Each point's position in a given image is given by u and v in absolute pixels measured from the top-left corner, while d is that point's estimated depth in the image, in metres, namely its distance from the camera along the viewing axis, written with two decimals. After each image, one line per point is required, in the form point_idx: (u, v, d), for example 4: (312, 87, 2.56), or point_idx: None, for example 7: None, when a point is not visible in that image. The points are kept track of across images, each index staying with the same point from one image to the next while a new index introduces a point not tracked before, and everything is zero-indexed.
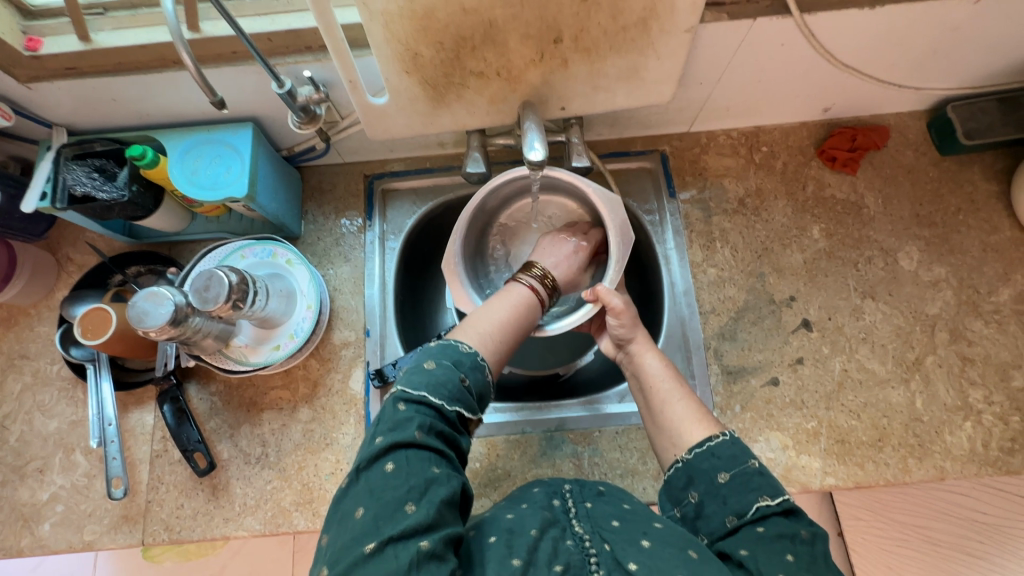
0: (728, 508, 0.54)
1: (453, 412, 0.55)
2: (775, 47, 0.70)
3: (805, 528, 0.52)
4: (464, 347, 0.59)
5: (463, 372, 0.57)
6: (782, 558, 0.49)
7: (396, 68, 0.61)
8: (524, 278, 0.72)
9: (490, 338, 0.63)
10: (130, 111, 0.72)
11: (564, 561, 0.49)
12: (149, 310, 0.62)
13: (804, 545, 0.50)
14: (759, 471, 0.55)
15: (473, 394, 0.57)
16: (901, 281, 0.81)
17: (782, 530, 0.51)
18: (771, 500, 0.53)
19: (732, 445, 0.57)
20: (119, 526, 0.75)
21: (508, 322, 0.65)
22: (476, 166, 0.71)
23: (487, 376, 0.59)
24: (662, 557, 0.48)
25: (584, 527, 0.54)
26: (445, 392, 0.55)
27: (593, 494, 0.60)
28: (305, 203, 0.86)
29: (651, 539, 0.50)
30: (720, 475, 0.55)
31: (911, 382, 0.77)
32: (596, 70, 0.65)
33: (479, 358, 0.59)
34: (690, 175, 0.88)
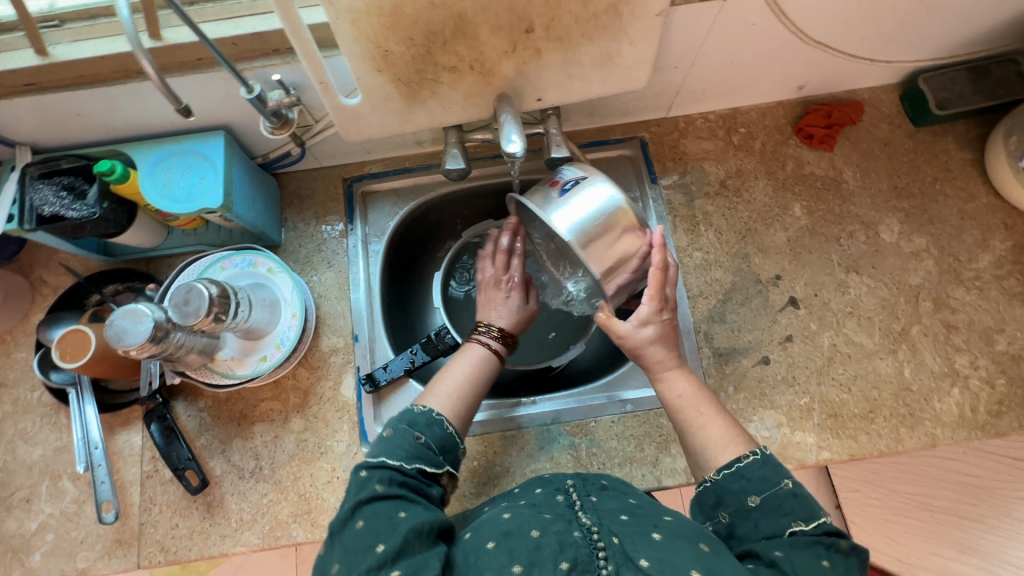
0: (760, 529, 0.54)
1: (414, 468, 0.58)
2: (747, 27, 0.70)
3: (841, 539, 0.52)
4: (418, 408, 0.63)
5: (418, 431, 0.60)
6: (817, 563, 0.50)
7: (367, 67, 0.60)
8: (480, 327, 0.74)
9: (454, 400, 0.65)
10: (95, 126, 0.70)
11: (570, 558, 0.47)
12: (128, 328, 0.60)
13: (837, 553, 0.51)
14: (793, 491, 0.54)
15: (434, 448, 0.60)
16: (883, 254, 0.82)
17: (819, 542, 0.51)
18: (804, 524, 0.53)
19: (766, 462, 0.57)
20: (113, 550, 0.73)
21: (469, 384, 0.67)
22: (455, 162, 0.70)
23: (446, 427, 0.62)
24: (676, 550, 0.48)
25: (591, 519, 0.53)
26: (402, 454, 0.58)
27: (596, 489, 0.60)
28: (285, 210, 0.85)
29: (662, 533, 0.51)
30: (751, 498, 0.55)
31: (898, 352, 0.78)
32: (569, 58, 0.64)
33: (433, 414, 0.62)
34: (670, 160, 0.87)
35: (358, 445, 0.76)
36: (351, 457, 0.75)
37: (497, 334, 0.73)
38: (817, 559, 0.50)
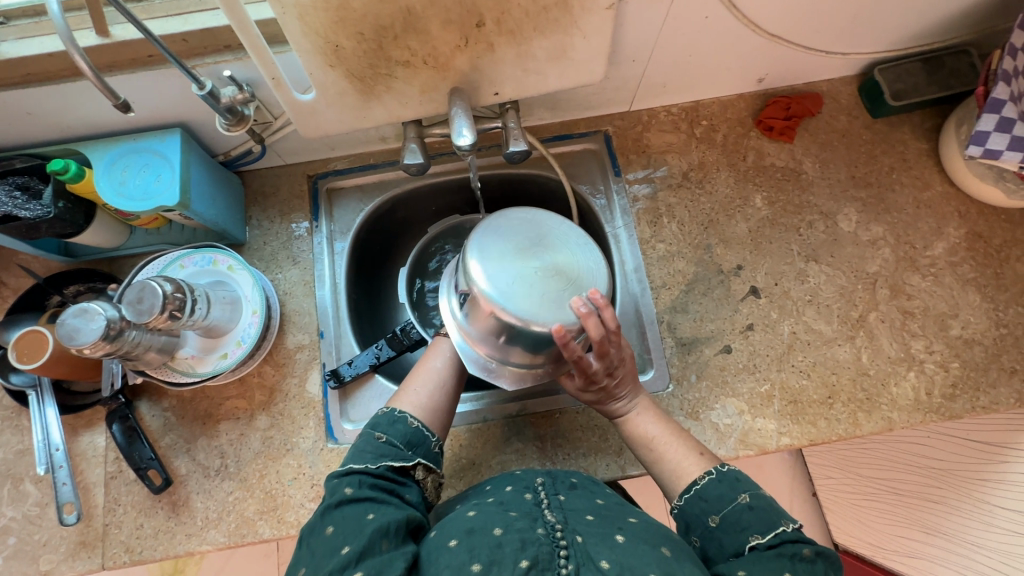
0: (726, 548, 0.57)
1: (381, 469, 0.59)
2: (700, 20, 0.71)
3: (804, 547, 0.54)
4: (380, 411, 0.65)
5: (380, 431, 0.62)
6: (777, 569, 0.52)
7: (319, 62, 0.60)
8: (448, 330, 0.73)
9: (423, 397, 0.67)
10: (48, 125, 0.69)
11: (530, 556, 0.47)
12: (80, 327, 0.60)
13: (802, 560, 0.53)
14: (750, 504, 0.57)
15: (399, 446, 0.62)
16: (842, 243, 0.84)
17: (779, 551, 0.54)
18: (762, 537, 0.55)
19: (725, 479, 0.60)
20: (77, 552, 0.73)
21: (442, 380, 0.69)
22: (413, 157, 0.70)
23: (408, 424, 0.63)
24: (637, 551, 0.49)
25: (556, 517, 0.53)
26: (368, 457, 0.60)
27: (566, 487, 0.61)
28: (249, 208, 0.85)
29: (626, 536, 0.52)
30: (711, 518, 0.59)
31: (856, 338, 0.80)
32: (523, 52, 0.65)
33: (395, 412, 0.64)
34: (634, 153, 0.88)
35: (324, 441, 0.76)
36: (318, 453, 0.75)
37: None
38: (778, 568, 0.52)
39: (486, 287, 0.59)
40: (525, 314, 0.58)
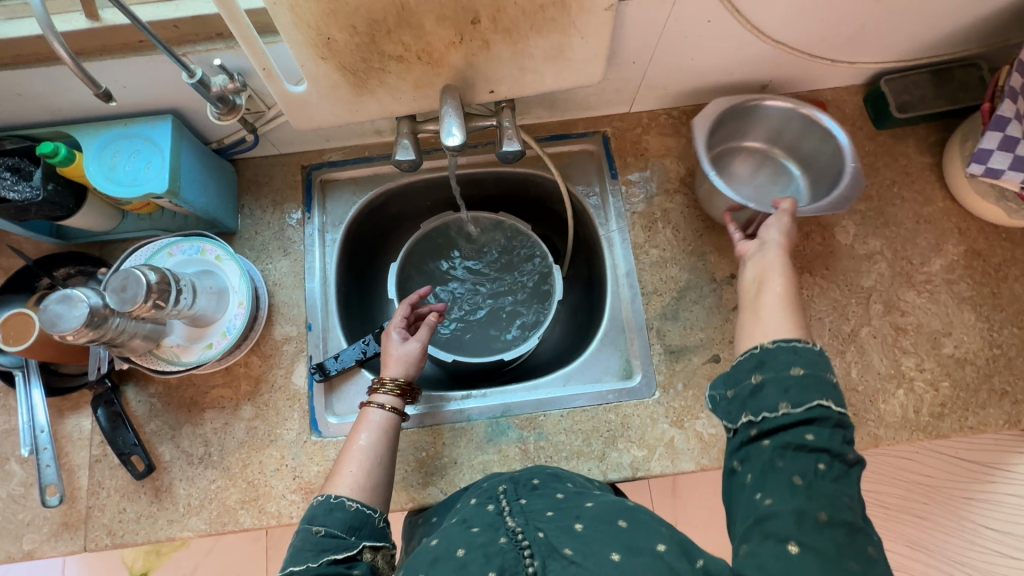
0: (788, 396, 0.52)
1: (322, 562, 0.53)
2: (703, 24, 0.70)
3: (850, 451, 0.50)
4: (315, 502, 0.59)
5: (316, 525, 0.57)
6: (813, 461, 0.49)
7: (311, 54, 0.60)
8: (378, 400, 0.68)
9: (361, 475, 0.62)
10: (40, 107, 0.69)
11: (497, 566, 0.47)
12: (62, 314, 0.60)
13: (840, 461, 0.50)
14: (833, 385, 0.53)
15: (339, 533, 0.56)
16: (838, 255, 0.83)
17: (826, 441, 0.50)
18: (832, 406, 0.51)
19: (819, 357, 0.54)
20: (59, 533, 0.73)
21: (376, 456, 0.64)
22: (405, 153, 0.69)
23: (347, 510, 0.58)
24: (596, 535, 0.50)
25: (518, 521, 0.54)
26: (307, 556, 0.54)
27: (528, 490, 0.62)
28: (241, 196, 0.84)
29: (584, 522, 0.52)
30: (795, 368, 0.53)
31: (846, 353, 0.79)
32: (520, 51, 0.64)
33: (331, 499, 0.59)
34: (632, 156, 0.87)
35: (308, 433, 0.76)
36: (301, 445, 0.76)
37: (396, 390, 0.69)
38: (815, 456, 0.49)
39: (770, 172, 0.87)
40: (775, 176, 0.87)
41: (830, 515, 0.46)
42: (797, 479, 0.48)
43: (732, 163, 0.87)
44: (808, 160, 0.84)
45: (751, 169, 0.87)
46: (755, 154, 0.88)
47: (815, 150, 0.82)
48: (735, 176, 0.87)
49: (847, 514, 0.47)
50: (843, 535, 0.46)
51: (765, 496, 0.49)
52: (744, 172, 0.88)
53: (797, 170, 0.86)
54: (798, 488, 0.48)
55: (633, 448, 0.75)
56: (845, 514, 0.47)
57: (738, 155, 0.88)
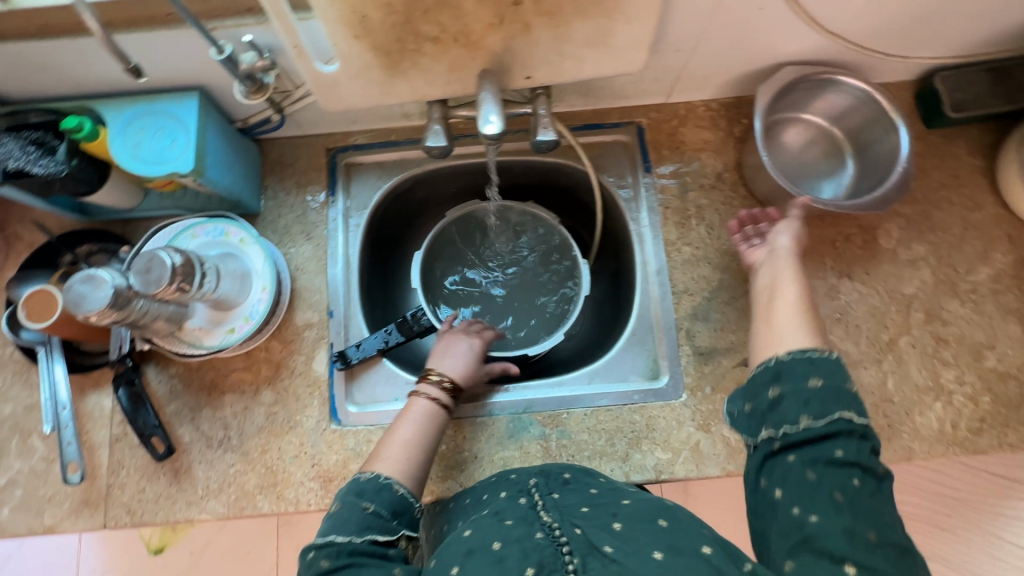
0: (808, 409, 0.51)
1: (364, 541, 0.54)
2: (755, 11, 0.66)
3: (879, 463, 0.50)
4: (364, 476, 0.59)
5: (366, 501, 0.57)
6: (851, 478, 0.49)
7: (344, 33, 0.57)
8: (427, 389, 0.68)
9: (408, 462, 0.62)
10: (65, 79, 0.67)
11: (535, 562, 0.46)
12: (86, 294, 0.57)
13: (874, 471, 0.50)
14: (855, 390, 0.52)
15: (385, 515, 0.57)
16: (879, 260, 0.80)
17: (858, 454, 0.50)
18: (856, 417, 0.51)
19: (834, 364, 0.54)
20: (80, 510, 0.74)
21: (420, 445, 0.64)
22: (436, 140, 0.67)
23: (396, 493, 0.58)
24: (635, 534, 0.49)
25: (553, 516, 0.53)
26: (351, 530, 0.54)
27: (559, 484, 0.61)
28: (265, 177, 0.82)
29: (622, 522, 0.51)
30: (814, 378, 0.53)
31: (883, 362, 0.76)
32: (561, 35, 0.61)
33: (381, 479, 0.59)
34: (667, 148, 0.84)
35: (328, 421, 0.76)
36: (320, 432, 0.75)
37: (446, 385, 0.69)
38: (853, 472, 0.49)
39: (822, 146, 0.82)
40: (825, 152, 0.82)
41: (878, 534, 0.46)
42: (838, 495, 0.48)
43: (783, 131, 0.83)
44: (867, 149, 0.79)
45: (802, 143, 0.83)
46: (813, 128, 0.82)
47: (873, 142, 0.78)
48: (783, 146, 0.83)
49: (891, 528, 0.47)
50: (893, 556, 0.46)
51: (809, 513, 0.48)
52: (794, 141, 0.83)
53: (850, 158, 0.81)
54: (840, 509, 0.47)
55: (657, 450, 0.74)
56: (888, 527, 0.47)
57: (794, 124, 0.82)
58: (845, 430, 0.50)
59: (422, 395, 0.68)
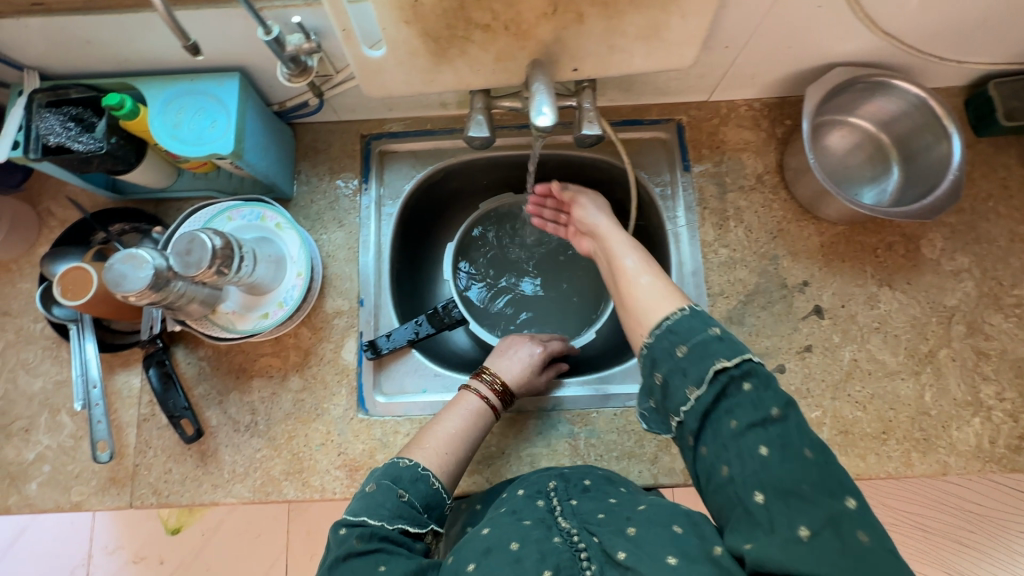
0: (689, 380, 0.52)
1: (395, 529, 0.55)
2: (812, 9, 0.64)
3: (774, 405, 0.50)
4: (403, 463, 0.61)
5: (402, 488, 0.58)
6: (754, 452, 0.48)
7: (394, 17, 0.56)
8: (478, 385, 0.71)
9: (449, 458, 0.64)
10: (107, 56, 0.67)
11: (552, 566, 0.48)
12: (127, 274, 0.57)
13: (773, 426, 0.49)
14: (715, 338, 0.53)
15: (417, 507, 0.58)
16: (921, 270, 0.78)
17: (751, 417, 0.50)
18: (728, 362, 0.51)
19: (695, 313, 0.56)
20: (107, 488, 0.74)
21: (463, 440, 0.66)
22: (478, 130, 0.65)
23: (431, 486, 0.60)
24: (650, 538, 0.49)
25: (571, 523, 0.54)
26: (385, 514, 0.56)
27: (579, 491, 0.59)
28: (298, 162, 0.82)
29: (637, 525, 0.51)
30: (679, 348, 0.54)
31: (921, 374, 0.75)
32: (613, 27, 0.59)
33: (419, 469, 0.61)
34: (707, 148, 0.82)
35: (355, 410, 0.75)
36: (348, 421, 0.75)
37: (496, 386, 0.71)
38: (755, 447, 0.49)
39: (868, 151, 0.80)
40: (871, 157, 0.80)
41: (811, 525, 0.45)
42: (760, 495, 0.47)
43: (827, 133, 0.81)
44: (914, 157, 0.77)
45: (846, 146, 0.81)
46: (858, 131, 0.80)
47: (922, 148, 0.75)
48: (826, 148, 0.81)
49: (818, 500, 0.46)
50: (828, 532, 0.45)
51: (744, 543, 0.46)
52: (840, 144, 0.81)
53: (894, 164, 0.79)
54: (761, 508, 0.47)
55: None
56: (812, 498, 0.46)
57: (838, 127, 0.81)
58: (727, 397, 0.51)
59: (472, 391, 0.70)
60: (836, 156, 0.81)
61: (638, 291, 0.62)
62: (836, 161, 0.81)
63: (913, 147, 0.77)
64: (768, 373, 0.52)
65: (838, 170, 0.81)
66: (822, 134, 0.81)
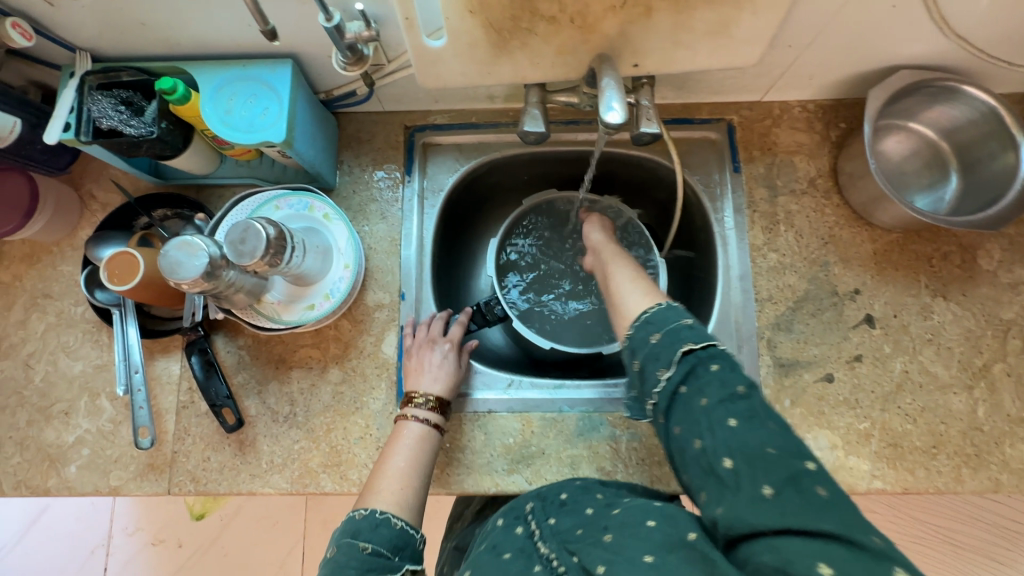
0: (660, 363, 0.53)
1: None
2: (884, 9, 0.62)
3: (741, 383, 0.50)
4: (359, 513, 0.59)
5: (363, 540, 0.56)
6: (722, 424, 0.47)
7: (460, 7, 0.55)
8: (414, 413, 0.69)
9: (403, 493, 0.62)
10: (160, 40, 0.66)
11: None
12: (181, 261, 0.57)
13: (740, 402, 0.48)
14: (683, 328, 0.54)
15: (384, 553, 0.56)
16: (977, 281, 0.76)
17: (720, 393, 0.49)
18: (694, 345, 0.53)
19: (663, 310, 0.57)
20: (145, 474, 0.74)
21: (413, 471, 0.64)
22: (534, 125, 0.63)
23: (393, 527, 0.58)
24: (625, 543, 0.47)
25: (550, 546, 0.53)
26: (352, 573, 0.53)
27: (556, 507, 0.59)
28: (341, 151, 0.80)
29: (613, 534, 0.49)
30: (653, 336, 0.55)
31: (974, 389, 0.73)
32: (681, 23, 0.57)
33: (377, 514, 0.59)
34: (758, 149, 0.80)
35: (394, 405, 0.74)
36: (387, 416, 0.74)
37: (433, 403, 0.70)
38: (722, 419, 0.47)
39: (926, 157, 0.78)
40: (928, 163, 0.78)
41: (774, 483, 0.43)
42: (727, 462, 0.45)
43: (883, 138, 0.79)
44: (975, 166, 0.74)
45: (902, 152, 0.79)
46: (916, 137, 0.78)
47: (986, 157, 0.73)
48: (881, 153, 0.79)
49: (781, 461, 0.44)
50: (794, 494, 0.42)
51: (717, 507, 0.45)
52: (895, 150, 0.79)
53: (953, 172, 0.77)
54: (730, 473, 0.45)
55: None
56: (776, 460, 0.44)
57: (895, 132, 0.79)
58: (696, 377, 0.51)
59: (412, 422, 0.68)
60: (891, 160, 0.79)
61: (623, 298, 0.63)
62: (891, 166, 0.79)
63: (975, 155, 0.74)
64: (733, 358, 0.53)
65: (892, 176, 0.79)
66: (879, 138, 0.79)
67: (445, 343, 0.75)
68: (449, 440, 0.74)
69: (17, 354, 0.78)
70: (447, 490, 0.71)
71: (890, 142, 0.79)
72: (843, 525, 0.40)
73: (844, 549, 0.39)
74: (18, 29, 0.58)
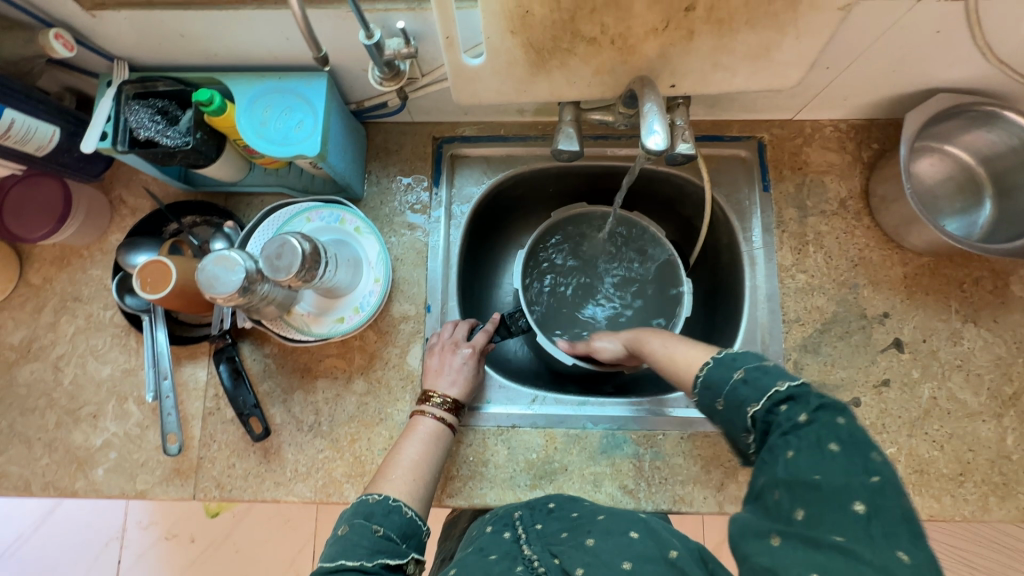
0: (739, 429, 0.48)
1: (376, 567, 0.52)
2: (928, 34, 0.61)
3: (803, 415, 0.44)
4: (372, 498, 0.58)
5: (376, 523, 0.56)
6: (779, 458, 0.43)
7: (501, 27, 0.54)
8: (429, 409, 0.69)
9: (416, 485, 0.62)
10: (197, 50, 0.66)
11: None
12: (219, 275, 0.58)
13: (801, 435, 0.43)
14: (740, 382, 0.49)
15: (393, 539, 0.56)
16: (1009, 308, 0.75)
17: (784, 434, 0.44)
18: (756, 403, 0.47)
19: (723, 359, 0.52)
20: (170, 479, 0.75)
21: (425, 464, 0.65)
22: (568, 144, 0.62)
23: (404, 514, 0.58)
24: (606, 548, 0.51)
25: (534, 549, 0.55)
26: (362, 552, 0.52)
27: (544, 514, 0.62)
28: (369, 162, 0.80)
29: (595, 538, 0.54)
30: (716, 403, 0.50)
31: (1004, 417, 0.72)
32: (723, 46, 0.57)
33: (390, 501, 0.58)
34: (788, 168, 0.80)
35: None
36: None
37: (447, 405, 0.70)
38: (780, 451, 0.44)
39: (961, 180, 0.77)
40: (963, 187, 0.77)
41: (809, 507, 0.40)
42: (777, 494, 0.42)
43: (916, 160, 0.78)
44: (1012, 193, 0.73)
45: (936, 174, 0.78)
46: (951, 160, 0.77)
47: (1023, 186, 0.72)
48: (914, 174, 0.78)
49: (826, 487, 0.40)
50: (827, 515, 0.39)
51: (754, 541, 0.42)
52: (930, 171, 0.78)
53: (988, 198, 0.76)
54: (774, 502, 0.42)
55: None
56: (820, 484, 0.40)
57: (930, 154, 0.78)
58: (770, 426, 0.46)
59: (424, 417, 0.69)
60: (924, 180, 0.78)
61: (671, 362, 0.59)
62: (923, 185, 0.78)
63: (1012, 181, 0.73)
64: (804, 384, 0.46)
65: (925, 197, 0.78)
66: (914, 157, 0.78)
67: (464, 348, 0.74)
68: (473, 454, 0.74)
69: (47, 356, 0.79)
70: (469, 503, 0.72)
71: (925, 161, 0.78)
72: (862, 548, 0.37)
73: (853, 572, 0.37)
74: (59, 41, 0.59)
